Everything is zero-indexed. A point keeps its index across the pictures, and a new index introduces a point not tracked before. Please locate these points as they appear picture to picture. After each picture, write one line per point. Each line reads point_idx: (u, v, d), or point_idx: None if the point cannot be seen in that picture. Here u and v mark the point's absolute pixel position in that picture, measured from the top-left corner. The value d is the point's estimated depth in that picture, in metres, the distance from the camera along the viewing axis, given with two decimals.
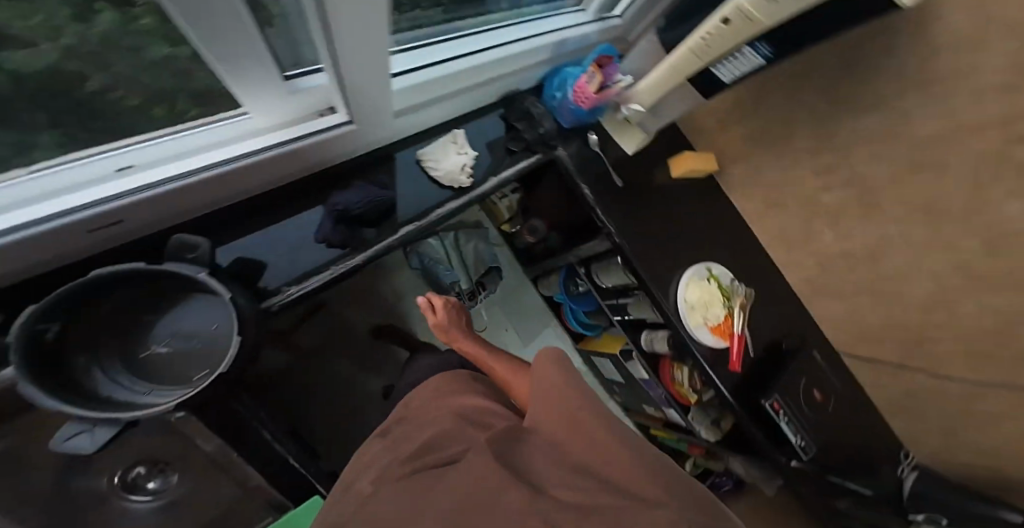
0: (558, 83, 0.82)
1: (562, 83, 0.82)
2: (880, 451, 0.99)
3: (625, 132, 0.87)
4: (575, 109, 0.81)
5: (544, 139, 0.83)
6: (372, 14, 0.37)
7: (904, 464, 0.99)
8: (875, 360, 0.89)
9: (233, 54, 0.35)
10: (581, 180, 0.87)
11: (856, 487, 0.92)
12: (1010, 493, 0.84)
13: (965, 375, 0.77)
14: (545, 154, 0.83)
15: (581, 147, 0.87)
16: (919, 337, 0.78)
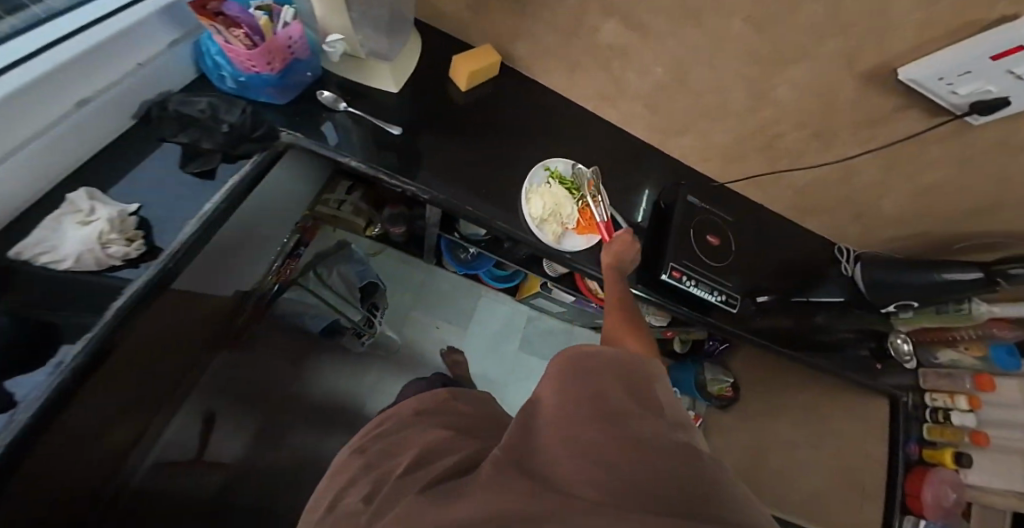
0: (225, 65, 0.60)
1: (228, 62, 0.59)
2: (819, 258, 0.94)
3: (368, 66, 0.69)
4: (264, 77, 0.59)
5: (244, 134, 0.60)
6: None
7: (844, 262, 0.93)
8: (751, 177, 0.82)
9: None
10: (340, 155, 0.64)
11: (821, 300, 0.89)
12: (933, 237, 0.82)
13: (824, 153, 0.70)
14: (265, 149, 0.62)
15: (315, 122, 0.66)
16: (767, 134, 0.70)
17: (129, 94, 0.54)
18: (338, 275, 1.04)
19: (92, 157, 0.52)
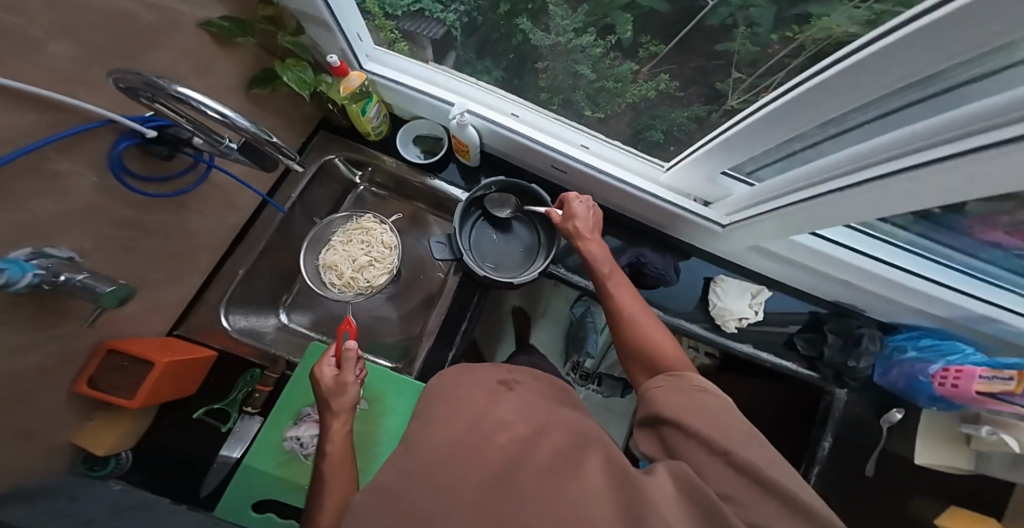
0: (929, 342, 0.77)
1: (938, 347, 0.75)
2: None
3: (947, 443, 0.76)
4: (924, 381, 0.73)
5: (844, 365, 0.80)
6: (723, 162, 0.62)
7: None
8: None
9: (707, 144, 0.62)
10: (830, 433, 0.80)
11: None
12: None
13: None
14: (825, 380, 0.82)
15: (871, 411, 0.81)
16: None
17: (816, 288, 0.83)
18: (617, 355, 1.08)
19: (760, 275, 0.86)
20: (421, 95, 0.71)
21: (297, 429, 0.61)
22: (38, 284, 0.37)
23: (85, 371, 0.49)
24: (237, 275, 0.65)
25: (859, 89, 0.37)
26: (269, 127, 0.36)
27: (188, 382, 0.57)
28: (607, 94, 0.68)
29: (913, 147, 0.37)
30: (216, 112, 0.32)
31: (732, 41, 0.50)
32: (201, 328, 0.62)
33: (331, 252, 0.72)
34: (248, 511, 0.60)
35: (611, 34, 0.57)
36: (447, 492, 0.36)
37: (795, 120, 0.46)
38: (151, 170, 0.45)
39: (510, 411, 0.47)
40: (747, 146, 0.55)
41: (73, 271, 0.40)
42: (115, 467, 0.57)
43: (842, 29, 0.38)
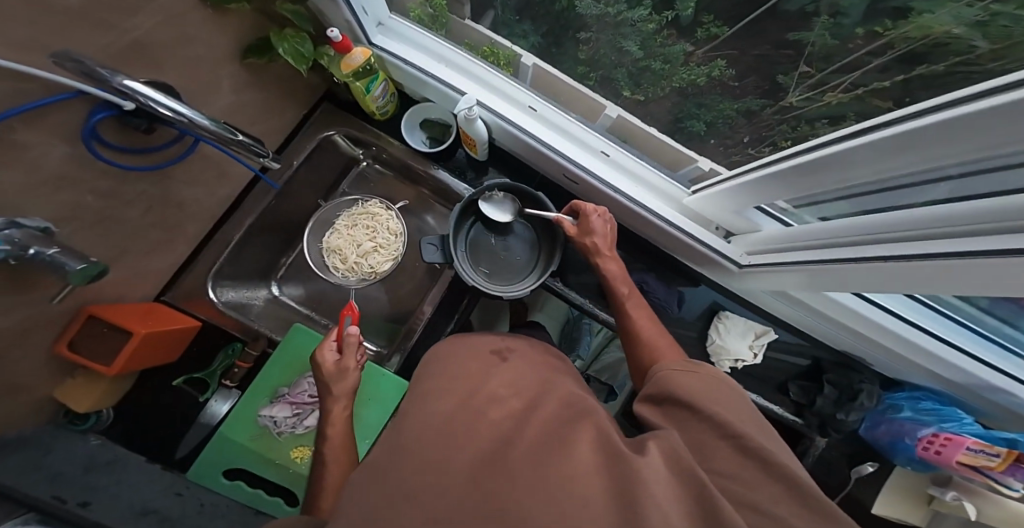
0: (928, 405, 0.83)
1: (937, 411, 0.82)
2: None
3: (910, 498, 0.88)
4: (908, 442, 0.83)
5: (829, 415, 0.88)
6: (759, 198, 0.63)
7: None
8: None
9: (737, 179, 0.65)
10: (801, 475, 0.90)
11: None
12: None
13: None
14: (808, 426, 0.90)
15: (844, 459, 0.91)
16: None
17: (819, 329, 0.87)
18: (614, 358, 1.03)
19: (764, 320, 0.93)
20: (431, 80, 0.72)
21: (270, 409, 0.75)
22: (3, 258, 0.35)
23: (65, 335, 0.57)
24: (231, 239, 0.73)
25: (913, 157, 0.38)
26: (232, 127, 0.42)
27: (163, 347, 0.66)
28: (651, 74, 0.76)
29: (963, 229, 0.40)
30: (167, 109, 0.36)
31: (810, 31, 0.54)
32: (186, 296, 0.72)
33: (336, 235, 0.82)
34: (219, 479, 0.74)
35: (669, 9, 0.64)
36: (443, 457, 0.42)
37: (838, 175, 0.48)
38: (128, 141, 0.43)
39: (500, 383, 0.56)
40: (786, 186, 0.56)
41: (44, 244, 0.38)
42: (95, 423, 0.73)
43: (944, 28, 0.43)
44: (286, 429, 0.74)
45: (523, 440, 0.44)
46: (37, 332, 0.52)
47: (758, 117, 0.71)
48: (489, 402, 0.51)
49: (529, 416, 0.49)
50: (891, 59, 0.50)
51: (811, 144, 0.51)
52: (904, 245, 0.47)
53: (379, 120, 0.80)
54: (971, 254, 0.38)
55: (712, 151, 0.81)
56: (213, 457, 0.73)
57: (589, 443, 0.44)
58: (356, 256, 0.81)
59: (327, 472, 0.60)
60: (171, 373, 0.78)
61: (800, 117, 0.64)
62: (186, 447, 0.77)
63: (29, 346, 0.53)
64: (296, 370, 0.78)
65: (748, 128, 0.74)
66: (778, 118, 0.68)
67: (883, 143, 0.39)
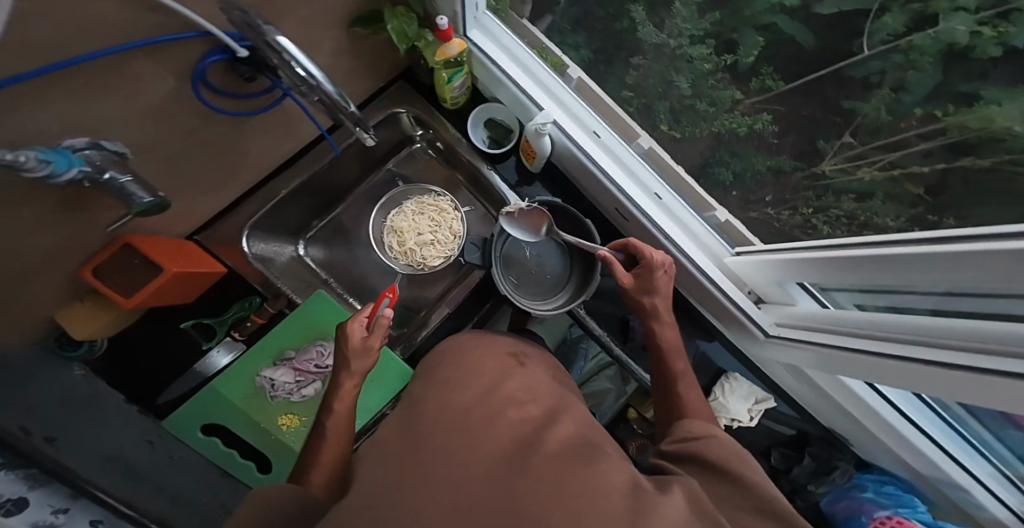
0: (890, 490, 0.84)
1: (895, 496, 0.83)
2: None
3: None
4: (864, 520, 0.82)
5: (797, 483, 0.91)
6: (807, 274, 0.63)
7: None
8: None
9: (796, 254, 0.65)
10: None
11: None
12: None
13: None
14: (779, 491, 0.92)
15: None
16: None
17: (820, 408, 0.87)
18: (599, 388, 1.00)
19: (767, 388, 0.94)
20: (506, 81, 0.73)
21: (271, 371, 0.76)
22: (81, 179, 0.37)
23: (91, 262, 0.56)
24: (279, 194, 0.74)
25: (965, 271, 0.38)
26: (349, 98, 0.43)
27: (184, 287, 0.65)
28: (696, 116, 0.75)
29: (991, 345, 0.41)
30: (306, 72, 0.36)
31: (866, 102, 0.52)
32: (217, 241, 0.72)
33: (402, 215, 0.84)
34: (194, 433, 0.75)
35: (729, 52, 0.63)
36: (454, 447, 0.41)
37: (893, 274, 0.49)
38: (227, 86, 0.42)
39: (520, 384, 0.56)
40: (838, 266, 0.56)
41: (118, 170, 0.40)
42: (86, 352, 0.74)
43: (1006, 122, 0.40)
44: (281, 394, 0.76)
45: (538, 446, 0.43)
46: (74, 248, 0.52)
47: (785, 180, 0.69)
48: (509, 405, 0.51)
49: (550, 424, 0.48)
50: (936, 145, 0.48)
51: (879, 240, 0.51)
52: (936, 350, 0.48)
53: (451, 108, 0.82)
54: (993, 371, 0.38)
55: (729, 203, 0.79)
56: (194, 407, 0.74)
57: (617, 467, 0.42)
58: (415, 243, 0.83)
59: (323, 447, 0.60)
60: (183, 313, 0.78)
61: (829, 187, 0.63)
62: (171, 394, 0.78)
63: (48, 273, 0.53)
64: (308, 336, 0.79)
65: (772, 188, 0.72)
66: (810, 184, 0.66)
67: (941, 251, 0.40)
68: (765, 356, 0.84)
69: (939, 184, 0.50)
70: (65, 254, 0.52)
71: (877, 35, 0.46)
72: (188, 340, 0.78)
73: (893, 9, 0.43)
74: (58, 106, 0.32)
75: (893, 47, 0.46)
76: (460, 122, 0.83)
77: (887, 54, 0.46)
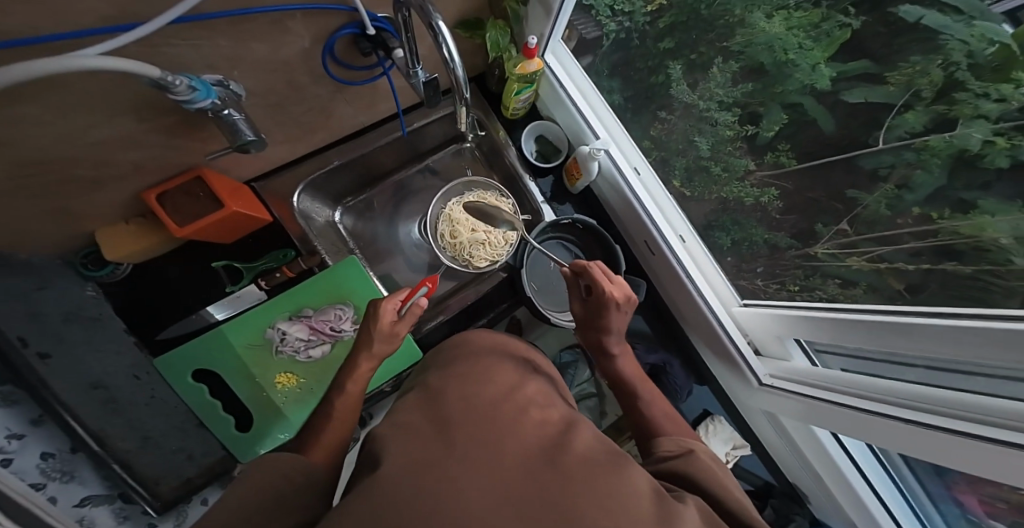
0: None
1: None
2: None
3: None
4: None
5: None
6: (817, 334, 0.67)
7: None
8: None
9: (800, 311, 0.70)
10: None
11: None
12: None
13: None
14: None
15: None
16: None
17: (791, 466, 0.92)
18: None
19: (745, 434, 0.98)
20: (569, 101, 0.82)
21: (285, 324, 0.80)
22: (207, 109, 0.41)
23: (162, 186, 0.59)
24: (331, 163, 0.79)
25: (978, 347, 0.42)
26: (467, 80, 0.48)
27: (233, 227, 0.68)
28: (706, 179, 0.81)
29: (1001, 421, 0.44)
30: (449, 54, 0.41)
31: (869, 194, 0.57)
32: (271, 191, 0.76)
33: (462, 209, 0.86)
34: (184, 377, 0.76)
35: (751, 124, 0.69)
36: (482, 433, 0.44)
37: (902, 343, 0.52)
38: (346, 57, 0.49)
39: (536, 388, 0.58)
40: (842, 322, 0.61)
41: (234, 109, 0.44)
42: (108, 274, 0.75)
43: (995, 234, 0.46)
44: (288, 350, 0.80)
45: (564, 443, 0.45)
46: (156, 167, 0.55)
47: (780, 255, 0.75)
48: (530, 403, 0.53)
49: (570, 427, 0.50)
50: (925, 245, 0.54)
51: (887, 309, 0.56)
52: (939, 419, 0.51)
53: (508, 118, 0.90)
54: (1005, 442, 0.42)
55: (725, 266, 0.86)
56: (197, 348, 0.76)
57: (637, 472, 0.43)
58: (467, 241, 0.84)
59: (327, 429, 0.59)
60: (215, 253, 0.80)
61: (819, 269, 0.69)
62: (175, 331, 0.79)
63: (111, 190, 0.56)
64: (328, 298, 0.81)
65: (765, 260, 0.78)
66: (800, 262, 0.72)
67: (956, 329, 0.44)
68: (751, 403, 0.88)
69: (921, 283, 0.56)
70: (134, 175, 0.54)
71: (895, 132, 0.51)
72: (213, 279, 0.80)
73: (915, 109, 0.49)
74: (219, 39, 0.37)
75: (907, 147, 0.51)
76: (516, 130, 0.92)
77: (899, 150, 0.52)
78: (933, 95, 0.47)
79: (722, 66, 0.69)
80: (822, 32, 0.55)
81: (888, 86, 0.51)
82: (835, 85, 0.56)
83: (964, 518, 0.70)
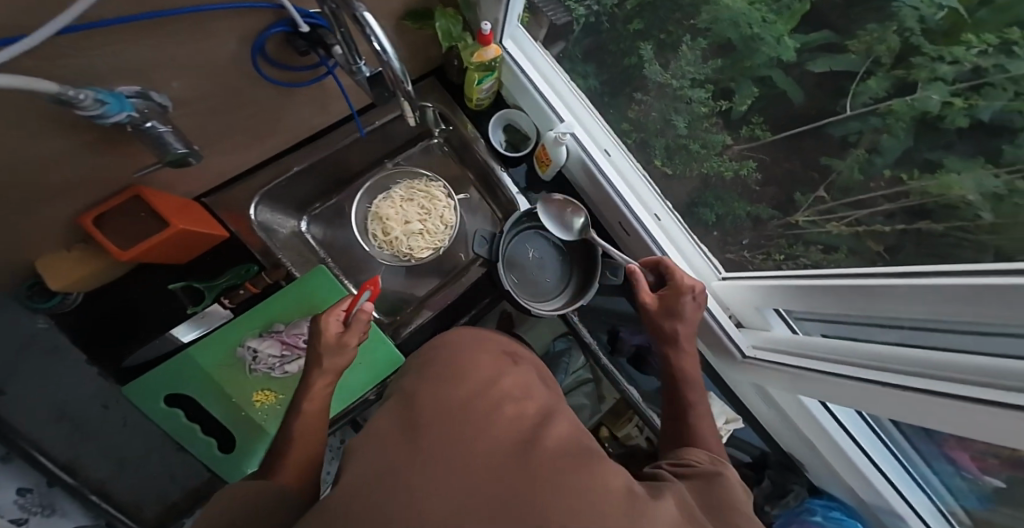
0: (837, 515, 0.90)
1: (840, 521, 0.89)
2: None
3: None
4: None
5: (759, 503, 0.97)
6: (795, 302, 0.66)
7: None
8: None
9: (779, 279, 0.69)
10: None
11: None
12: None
13: None
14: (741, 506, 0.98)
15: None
16: None
17: (784, 436, 0.93)
18: (576, 403, 1.01)
19: (737, 408, 0.98)
20: (533, 90, 0.80)
21: (256, 341, 0.76)
22: (125, 124, 0.37)
23: (95, 210, 0.55)
24: (291, 168, 0.76)
25: (948, 305, 0.41)
26: (408, 74, 0.45)
27: (186, 246, 0.65)
28: (683, 156, 0.81)
29: (975, 378, 0.44)
30: (381, 47, 0.39)
31: (842, 161, 0.57)
32: (224, 205, 0.72)
33: (389, 202, 0.86)
34: (156, 402, 0.72)
35: (724, 100, 0.68)
36: (451, 437, 0.41)
37: (878, 305, 0.52)
38: (280, 57, 0.46)
39: (515, 381, 0.56)
40: (820, 292, 0.60)
41: (159, 121, 0.41)
42: (58, 304, 0.71)
43: (960, 191, 0.46)
44: (262, 368, 0.76)
45: (539, 444, 0.43)
46: (91, 185, 0.51)
47: (763, 227, 0.74)
48: (507, 399, 0.51)
49: (547, 423, 0.48)
50: (898, 207, 0.53)
51: (864, 270, 0.55)
52: (915, 379, 0.51)
53: (474, 110, 0.88)
54: (974, 398, 0.41)
55: (711, 242, 0.84)
56: (166, 372, 0.73)
57: (614, 471, 0.42)
58: (402, 233, 0.85)
59: (290, 447, 0.57)
60: (172, 274, 0.77)
61: (801, 237, 0.68)
62: (136, 359, 0.74)
63: (45, 215, 0.52)
64: (300, 310, 0.78)
65: (749, 233, 0.77)
66: (783, 231, 0.71)
67: (928, 288, 0.43)
68: (738, 377, 0.88)
69: (897, 244, 0.55)
70: (67, 197, 0.50)
71: (860, 99, 0.51)
72: (173, 301, 0.76)
73: (877, 75, 0.48)
74: (129, 46, 0.34)
75: (871, 113, 0.51)
76: (482, 122, 0.88)
77: (865, 115, 0.52)
78: (891, 60, 0.46)
79: (690, 43, 0.68)
80: (782, 5, 0.53)
81: (850, 54, 0.50)
82: (800, 57, 0.55)
83: (957, 474, 0.72)
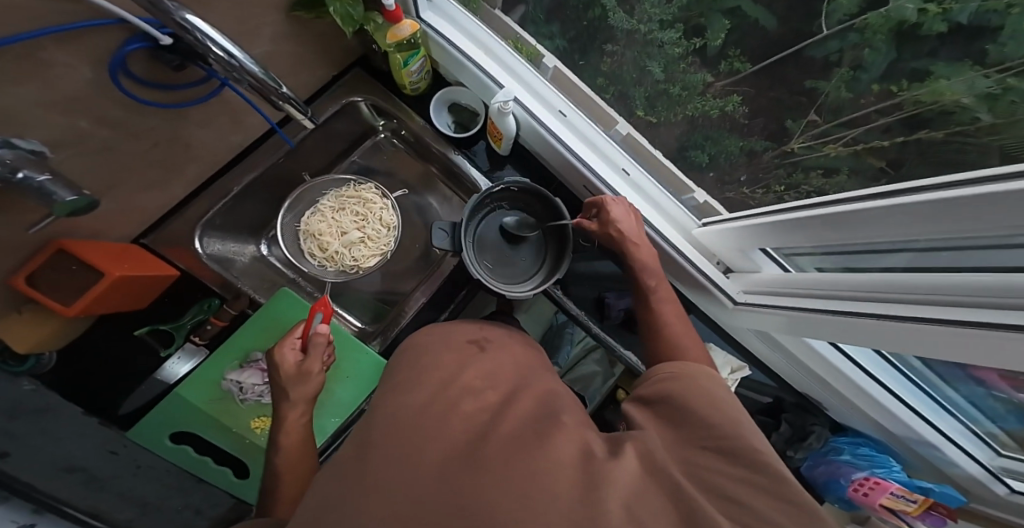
0: (864, 451, 0.90)
1: (870, 457, 0.88)
2: None
3: None
4: (842, 483, 0.88)
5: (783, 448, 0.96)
6: (776, 241, 0.63)
7: None
8: None
9: (755, 219, 0.65)
10: None
11: None
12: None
13: None
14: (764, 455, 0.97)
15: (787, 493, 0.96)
16: None
17: (792, 374, 0.91)
18: (587, 372, 1.00)
19: (739, 354, 0.96)
20: (467, 64, 0.74)
21: (237, 373, 0.74)
22: None
23: (25, 268, 0.53)
24: (230, 189, 0.71)
25: (936, 223, 0.38)
26: (276, 78, 0.46)
27: (134, 292, 0.63)
28: (660, 98, 0.75)
29: (975, 297, 0.41)
30: (222, 49, 0.38)
31: (827, 81, 0.54)
32: (164, 243, 0.69)
33: (318, 217, 0.82)
34: (162, 441, 0.71)
35: (697, 36, 0.64)
36: (417, 446, 0.40)
37: (860, 233, 0.48)
38: (152, 77, 0.43)
39: (481, 371, 0.54)
40: (801, 234, 0.57)
41: (34, 169, 0.38)
42: (34, 365, 0.67)
43: (954, 96, 0.43)
44: (252, 397, 0.74)
45: (508, 440, 0.41)
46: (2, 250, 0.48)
47: (758, 159, 0.69)
48: (466, 394, 0.49)
49: (515, 412, 0.47)
50: (896, 120, 0.49)
51: (839, 197, 0.51)
52: (912, 307, 0.48)
53: (410, 95, 0.82)
54: (976, 323, 0.39)
55: (706, 183, 0.79)
56: (161, 414, 0.71)
57: (574, 448, 0.41)
58: (341, 245, 0.81)
59: (282, 482, 0.57)
60: (133, 321, 0.75)
61: (799, 164, 0.63)
62: (132, 404, 0.74)
63: None
64: (276, 333, 0.76)
65: (745, 168, 0.72)
66: (778, 162, 0.67)
67: (907, 208, 0.39)
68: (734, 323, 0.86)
69: (900, 158, 0.50)
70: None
71: (835, 17, 0.49)
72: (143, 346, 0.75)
73: None
74: None
75: (848, 27, 0.49)
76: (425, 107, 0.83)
77: (842, 33, 0.50)
78: None
79: None
80: None
81: None
82: None
83: (983, 390, 0.70)
